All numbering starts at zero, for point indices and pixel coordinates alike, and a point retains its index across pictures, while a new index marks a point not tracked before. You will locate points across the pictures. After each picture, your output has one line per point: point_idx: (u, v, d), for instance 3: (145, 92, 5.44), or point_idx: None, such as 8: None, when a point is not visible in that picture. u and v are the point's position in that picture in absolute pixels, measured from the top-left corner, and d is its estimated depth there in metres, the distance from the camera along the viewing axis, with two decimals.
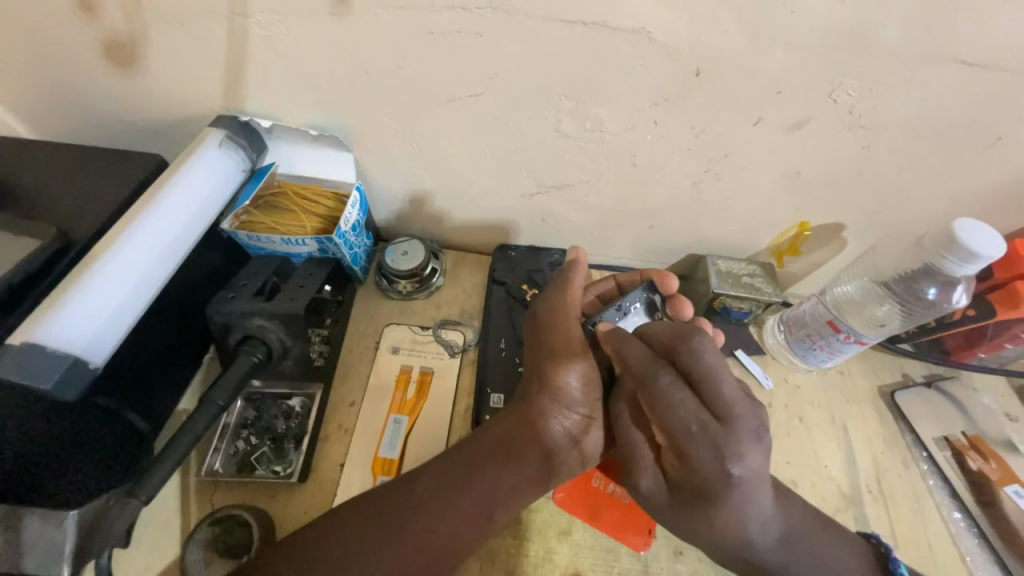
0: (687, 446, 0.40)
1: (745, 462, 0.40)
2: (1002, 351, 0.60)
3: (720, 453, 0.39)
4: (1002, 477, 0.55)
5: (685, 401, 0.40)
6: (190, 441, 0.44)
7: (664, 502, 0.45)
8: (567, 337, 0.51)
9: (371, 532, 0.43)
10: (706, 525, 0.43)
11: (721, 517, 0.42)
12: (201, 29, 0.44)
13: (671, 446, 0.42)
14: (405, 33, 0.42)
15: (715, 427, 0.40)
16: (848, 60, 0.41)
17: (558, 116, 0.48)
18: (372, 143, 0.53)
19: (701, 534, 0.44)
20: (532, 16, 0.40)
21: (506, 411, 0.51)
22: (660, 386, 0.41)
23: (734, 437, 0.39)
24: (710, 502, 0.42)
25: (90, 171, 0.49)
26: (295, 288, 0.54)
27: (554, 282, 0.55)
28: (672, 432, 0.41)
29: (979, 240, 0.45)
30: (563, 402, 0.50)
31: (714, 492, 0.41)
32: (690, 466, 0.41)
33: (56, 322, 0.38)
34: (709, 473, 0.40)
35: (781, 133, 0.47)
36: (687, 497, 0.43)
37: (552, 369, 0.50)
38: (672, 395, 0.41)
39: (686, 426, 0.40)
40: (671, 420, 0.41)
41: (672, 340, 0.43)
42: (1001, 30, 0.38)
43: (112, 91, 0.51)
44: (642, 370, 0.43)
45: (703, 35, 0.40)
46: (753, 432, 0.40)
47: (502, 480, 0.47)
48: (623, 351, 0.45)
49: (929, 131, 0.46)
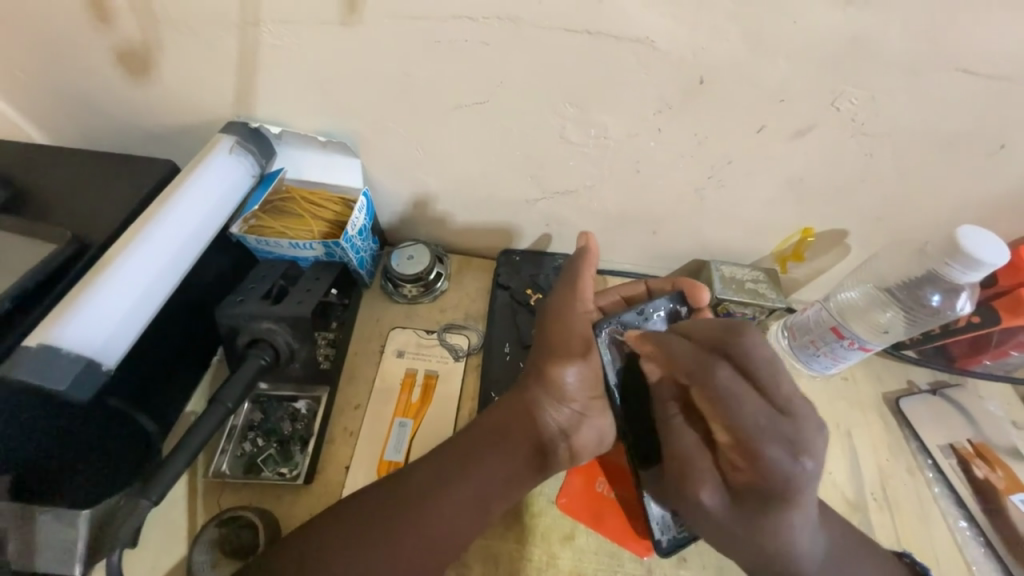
0: (760, 444, 0.37)
1: (816, 454, 0.38)
2: (1008, 358, 0.60)
3: (791, 446, 0.37)
4: (1008, 485, 0.55)
5: (750, 396, 0.38)
6: (198, 442, 0.45)
7: (725, 516, 0.42)
8: (568, 334, 0.50)
9: (368, 528, 0.45)
10: (773, 530, 0.41)
11: (787, 518, 0.40)
12: (214, 37, 0.45)
13: (734, 446, 0.40)
14: (413, 42, 0.43)
15: (783, 420, 0.38)
16: (850, 69, 0.41)
17: (562, 123, 0.49)
18: (379, 149, 0.54)
19: (766, 542, 0.41)
20: (538, 25, 0.41)
21: (502, 403, 0.51)
22: (723, 382, 0.39)
23: (801, 427, 0.38)
24: (780, 504, 0.39)
25: (103, 176, 0.50)
26: (302, 291, 0.55)
27: (566, 273, 0.53)
28: (740, 430, 0.38)
29: (982, 248, 0.45)
30: (560, 398, 0.50)
31: (785, 491, 0.38)
32: (757, 467, 0.38)
33: (70, 325, 0.39)
34: (782, 472, 0.38)
35: (784, 141, 0.48)
36: (753, 504, 0.40)
37: (549, 364, 0.50)
38: (735, 389, 0.39)
39: (757, 421, 0.38)
40: (739, 416, 0.38)
41: (722, 333, 0.42)
42: (1002, 39, 0.38)
43: (126, 97, 0.52)
44: (698, 366, 0.41)
45: (707, 44, 0.41)
46: (818, 424, 0.38)
47: (497, 471, 0.48)
48: (671, 349, 0.43)
49: (932, 138, 0.46)
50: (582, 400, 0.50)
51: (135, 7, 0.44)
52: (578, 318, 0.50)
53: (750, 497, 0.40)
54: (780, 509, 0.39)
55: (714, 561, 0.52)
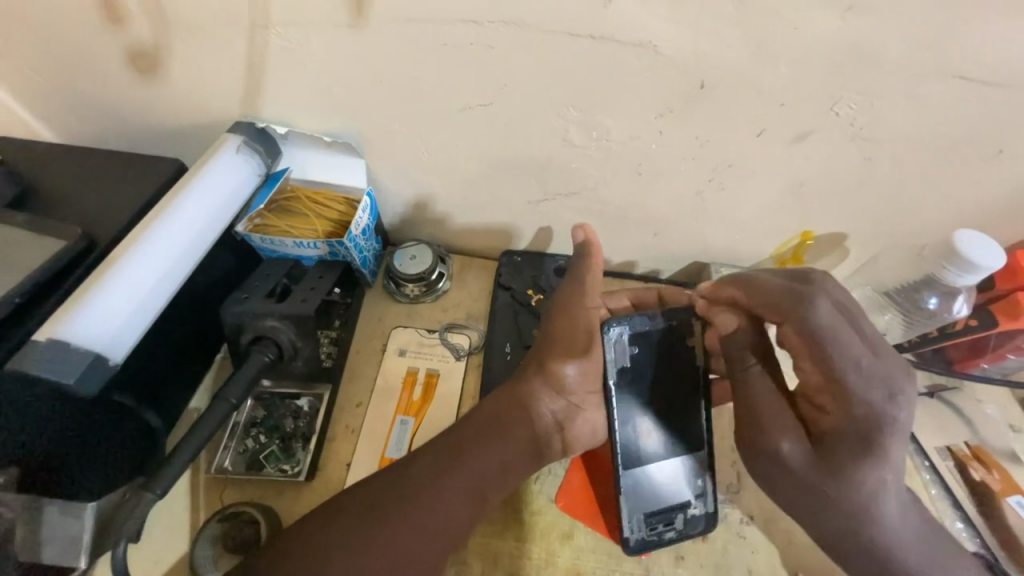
0: (854, 383, 0.40)
1: (907, 400, 0.40)
2: (1005, 362, 0.60)
3: (887, 389, 0.40)
4: (1004, 487, 0.56)
5: (847, 338, 0.41)
6: (202, 437, 0.46)
7: (811, 468, 0.43)
8: (570, 328, 0.51)
9: (367, 518, 0.46)
10: (860, 482, 0.42)
11: (874, 469, 0.41)
12: (224, 38, 0.46)
13: (825, 388, 0.42)
14: (418, 45, 0.44)
15: (877, 364, 0.41)
16: (849, 75, 0.42)
17: (566, 125, 0.49)
18: (384, 150, 0.55)
19: (847, 498, 0.42)
20: (542, 29, 0.42)
21: (500, 392, 0.52)
22: (820, 321, 0.41)
23: (895, 375, 0.41)
24: (873, 451, 0.41)
25: (111, 174, 0.51)
26: (307, 290, 0.56)
27: (572, 269, 0.52)
28: (833, 369, 0.41)
29: (979, 251, 0.46)
30: (561, 391, 0.51)
31: (877, 433, 0.40)
32: (848, 407, 0.41)
33: (78, 321, 0.39)
34: (877, 413, 0.40)
35: (784, 145, 0.48)
36: (839, 448, 0.42)
37: (551, 356, 0.51)
38: (834, 325, 0.41)
39: (853, 361, 0.40)
40: (838, 356, 0.40)
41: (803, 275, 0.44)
42: (999, 46, 0.39)
43: (133, 96, 0.53)
44: (788, 304, 0.42)
45: (708, 49, 0.42)
46: (908, 374, 0.41)
47: (491, 462, 0.49)
48: (752, 287, 0.45)
49: (930, 144, 0.47)
50: (580, 394, 0.52)
51: (146, 8, 0.44)
52: (584, 313, 0.51)
53: (838, 441, 0.42)
54: (873, 458, 0.41)
55: (711, 560, 0.52)
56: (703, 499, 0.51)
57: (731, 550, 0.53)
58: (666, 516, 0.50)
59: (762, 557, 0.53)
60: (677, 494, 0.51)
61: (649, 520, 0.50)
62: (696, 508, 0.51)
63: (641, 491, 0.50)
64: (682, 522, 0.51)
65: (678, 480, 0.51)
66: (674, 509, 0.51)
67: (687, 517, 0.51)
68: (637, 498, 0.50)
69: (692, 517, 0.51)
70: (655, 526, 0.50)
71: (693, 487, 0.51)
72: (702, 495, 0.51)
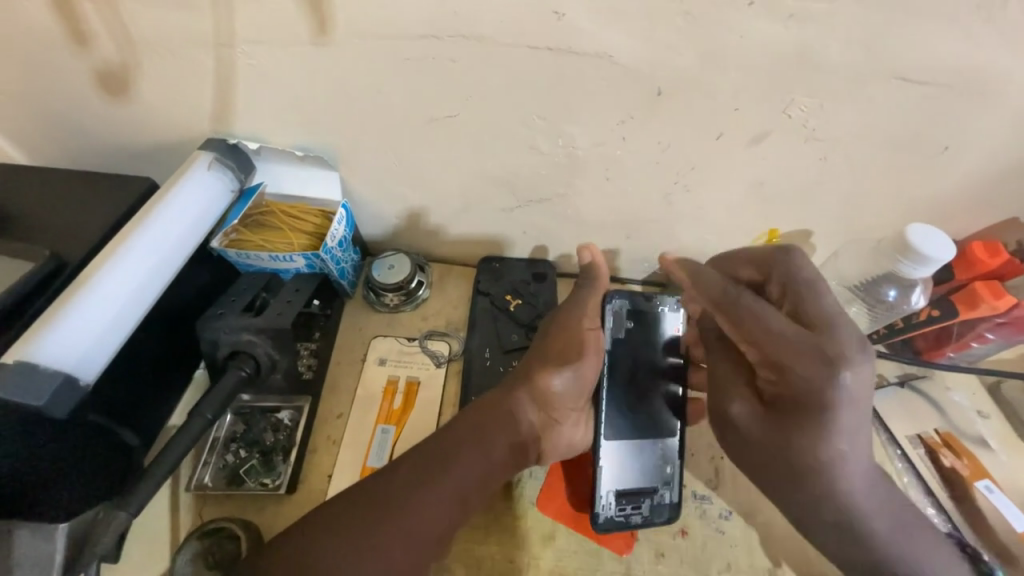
0: (787, 356, 0.43)
1: (851, 366, 0.42)
2: (970, 350, 0.62)
3: (823, 359, 0.42)
4: (973, 473, 0.58)
5: (777, 314, 0.44)
6: (179, 452, 0.46)
7: (757, 426, 0.49)
8: (565, 340, 0.54)
9: (367, 516, 0.47)
10: (804, 448, 0.45)
11: (818, 436, 0.45)
12: (191, 58, 0.46)
13: (766, 363, 0.46)
14: (381, 59, 0.45)
15: (815, 335, 0.43)
16: (797, 79, 0.44)
17: (531, 134, 0.51)
18: (357, 162, 0.56)
19: (802, 459, 0.46)
20: (500, 42, 0.43)
21: (487, 398, 0.54)
22: (748, 302, 0.45)
23: (836, 343, 0.42)
24: (813, 420, 0.44)
25: (83, 195, 0.51)
26: (283, 303, 0.56)
27: (579, 291, 0.55)
28: (767, 345, 0.44)
29: (930, 244, 0.47)
30: (546, 402, 0.54)
31: (817, 403, 0.44)
32: (790, 379, 0.44)
33: (48, 342, 0.39)
34: (815, 381, 0.43)
35: (742, 147, 0.50)
36: (786, 415, 0.46)
37: (542, 369, 0.53)
38: (757, 305, 0.45)
39: (781, 333, 0.43)
40: (766, 332, 0.44)
41: (765, 258, 0.48)
42: (934, 48, 0.41)
43: (103, 117, 0.53)
44: (725, 295, 0.47)
45: (661, 58, 0.43)
46: (854, 341, 0.43)
47: (470, 470, 0.50)
48: (701, 281, 0.49)
49: (881, 142, 0.48)
50: (562, 407, 0.55)
51: (112, 30, 0.45)
52: (581, 330, 0.54)
53: (782, 407, 0.46)
54: (814, 426, 0.44)
55: (691, 555, 0.53)
56: (670, 488, 0.54)
57: (710, 545, 0.53)
58: (634, 499, 0.53)
59: (741, 551, 0.53)
60: (647, 478, 0.54)
61: (619, 500, 0.53)
62: (662, 497, 0.54)
63: (615, 467, 0.54)
64: (648, 508, 0.53)
65: (651, 462, 0.54)
66: (643, 492, 0.53)
67: (654, 504, 0.53)
68: (611, 474, 0.53)
69: (658, 505, 0.53)
70: (624, 508, 0.53)
71: (662, 473, 0.54)
72: (669, 482, 0.54)
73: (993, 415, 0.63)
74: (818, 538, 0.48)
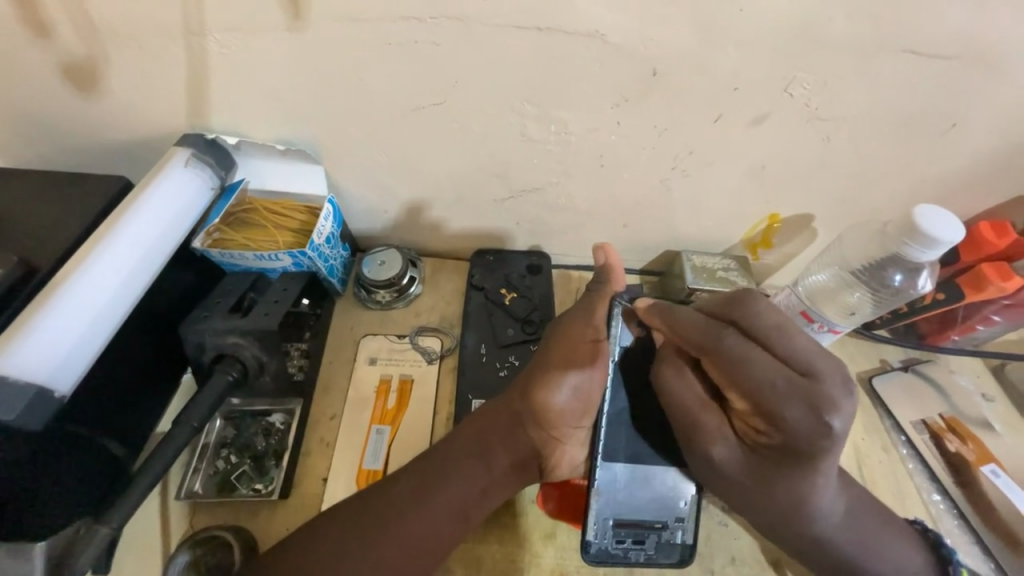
0: (777, 407, 0.38)
1: (843, 414, 0.37)
2: (975, 333, 0.61)
3: (812, 407, 0.38)
4: (979, 457, 0.56)
5: (761, 357, 0.39)
6: (165, 461, 0.45)
7: (736, 469, 0.44)
8: (573, 347, 0.50)
9: (362, 530, 0.46)
10: (791, 487, 0.42)
11: (804, 477, 0.41)
12: (159, 48, 0.44)
13: (756, 412, 0.41)
14: (362, 44, 0.43)
15: (801, 380, 0.38)
16: (799, 55, 0.42)
17: (522, 120, 0.48)
18: (343, 158, 0.54)
19: (780, 496, 0.43)
20: (486, 24, 0.41)
21: (482, 414, 0.52)
22: (733, 349, 0.40)
23: (823, 388, 0.38)
24: (807, 466, 0.40)
25: (55, 196, 0.49)
26: (271, 303, 0.53)
27: (589, 292, 0.52)
28: (752, 395, 0.39)
29: (939, 225, 0.46)
30: (546, 420, 0.50)
31: (809, 450, 0.39)
32: (781, 426, 0.39)
33: (20, 352, 0.37)
34: (804, 431, 0.38)
35: (742, 129, 0.48)
36: (772, 461, 0.42)
37: (542, 386, 0.49)
38: (742, 352, 0.40)
39: (767, 382, 0.38)
40: (751, 380, 0.39)
41: (730, 302, 0.43)
42: (943, 18, 0.39)
43: (73, 113, 0.50)
44: (704, 337, 0.42)
45: (657, 35, 0.41)
46: (842, 381, 0.38)
47: (469, 485, 0.49)
48: (676, 321, 0.44)
49: (886, 120, 0.47)
50: (562, 426, 0.50)
51: (73, 20, 0.42)
52: (586, 344, 0.50)
53: (770, 454, 0.42)
54: (806, 469, 0.41)
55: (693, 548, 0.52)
56: (683, 527, 0.48)
57: (715, 539, 0.52)
58: (637, 534, 0.47)
59: (745, 542, 0.52)
60: (658, 514, 0.48)
61: (618, 532, 0.47)
62: (673, 535, 0.48)
63: (620, 498, 0.47)
64: (654, 545, 0.48)
65: (663, 497, 0.48)
66: (650, 528, 0.47)
67: (661, 543, 0.48)
68: (612, 505, 0.47)
69: (667, 545, 0.48)
70: (623, 540, 0.47)
71: (675, 510, 0.48)
72: (683, 521, 0.48)
73: (997, 398, 0.62)
74: (789, 547, 0.47)
